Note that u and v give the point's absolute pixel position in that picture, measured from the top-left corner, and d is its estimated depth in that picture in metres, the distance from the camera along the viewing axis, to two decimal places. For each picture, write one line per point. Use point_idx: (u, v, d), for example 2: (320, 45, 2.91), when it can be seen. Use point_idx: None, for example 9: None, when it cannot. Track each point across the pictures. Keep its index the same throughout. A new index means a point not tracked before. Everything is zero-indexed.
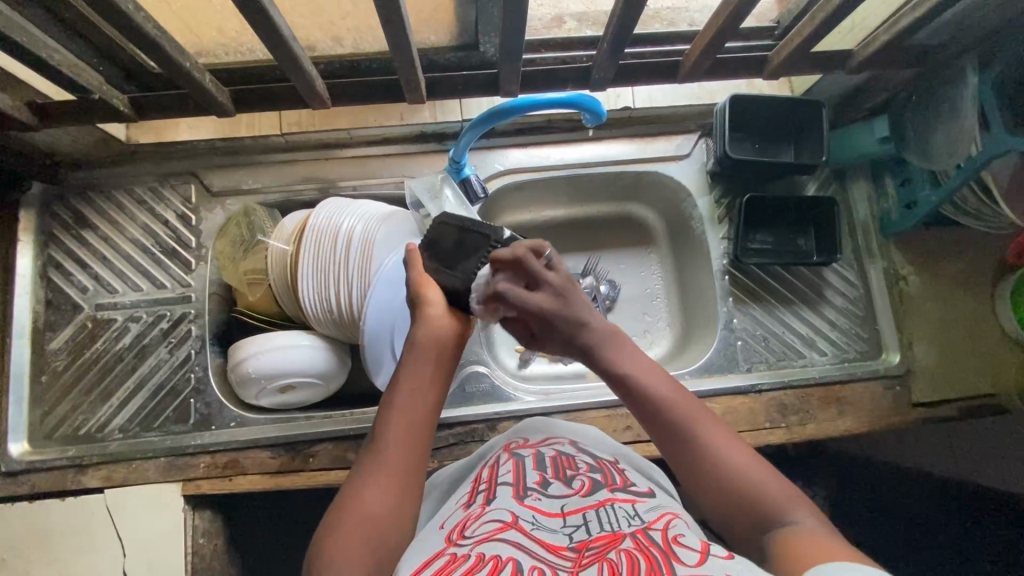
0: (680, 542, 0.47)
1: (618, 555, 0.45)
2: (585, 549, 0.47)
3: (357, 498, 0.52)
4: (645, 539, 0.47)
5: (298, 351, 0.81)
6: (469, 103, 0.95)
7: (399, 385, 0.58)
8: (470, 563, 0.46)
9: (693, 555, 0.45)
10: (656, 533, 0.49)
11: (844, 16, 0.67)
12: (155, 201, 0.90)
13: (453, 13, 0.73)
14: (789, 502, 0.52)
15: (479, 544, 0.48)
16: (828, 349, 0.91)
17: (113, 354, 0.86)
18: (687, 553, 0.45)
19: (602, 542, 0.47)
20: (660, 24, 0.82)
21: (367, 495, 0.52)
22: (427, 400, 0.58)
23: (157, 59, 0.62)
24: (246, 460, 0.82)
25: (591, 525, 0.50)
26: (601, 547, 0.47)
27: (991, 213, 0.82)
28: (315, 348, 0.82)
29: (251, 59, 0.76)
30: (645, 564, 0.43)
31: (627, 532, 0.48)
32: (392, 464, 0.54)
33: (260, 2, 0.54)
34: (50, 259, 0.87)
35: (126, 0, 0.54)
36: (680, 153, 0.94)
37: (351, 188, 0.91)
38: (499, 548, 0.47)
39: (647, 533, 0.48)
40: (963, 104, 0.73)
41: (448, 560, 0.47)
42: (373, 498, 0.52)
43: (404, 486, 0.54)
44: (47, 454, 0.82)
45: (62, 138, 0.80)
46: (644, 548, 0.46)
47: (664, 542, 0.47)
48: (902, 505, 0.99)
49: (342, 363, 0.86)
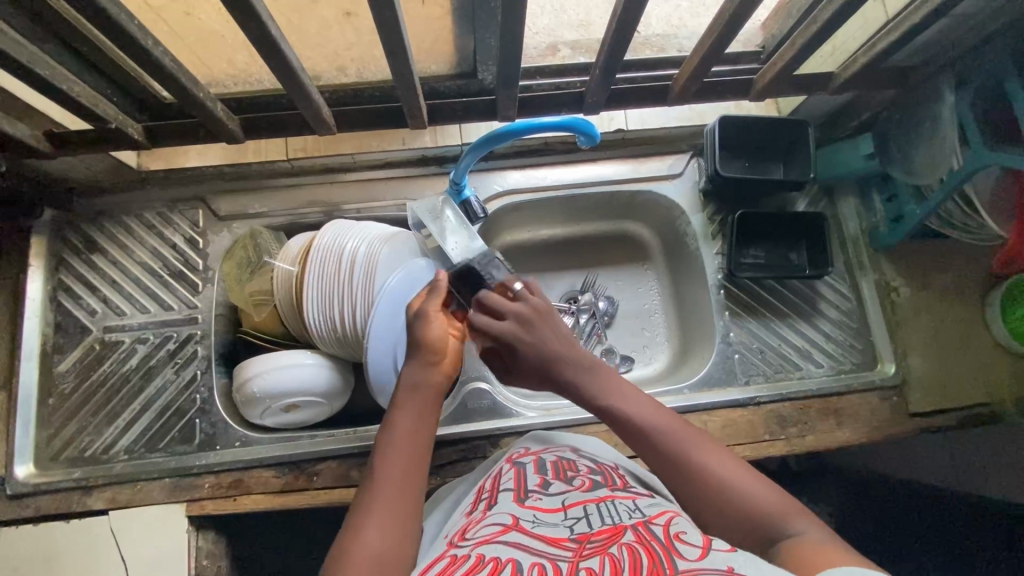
0: (681, 538, 0.48)
1: (619, 550, 0.46)
2: (587, 541, 0.48)
3: (356, 534, 0.52)
4: (646, 533, 0.48)
5: (279, 376, 0.81)
6: (468, 127, 0.97)
7: (392, 427, 0.60)
8: (470, 563, 0.47)
9: (694, 550, 0.45)
10: (657, 527, 0.50)
11: (817, 45, 0.71)
12: (164, 225, 0.92)
13: (452, 43, 0.77)
14: (788, 512, 0.53)
15: (478, 545, 0.49)
16: (824, 360, 0.92)
17: (119, 375, 0.87)
18: (688, 548, 0.46)
19: (603, 536, 0.49)
20: (650, 51, 0.86)
21: (367, 531, 0.53)
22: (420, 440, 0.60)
23: (170, 89, 0.65)
24: (251, 480, 0.83)
25: (591, 518, 0.52)
26: (602, 541, 0.48)
27: (977, 224, 0.84)
28: (298, 369, 0.82)
29: (259, 88, 0.80)
30: (647, 560, 0.44)
31: (629, 527, 0.50)
32: (390, 500, 0.55)
33: (272, 37, 0.58)
34: (59, 283, 0.89)
35: (145, 35, 0.58)
36: (673, 172, 0.97)
37: (355, 211, 0.94)
38: (498, 549, 0.47)
39: (649, 527, 0.50)
40: (943, 121, 0.76)
41: (449, 561, 0.48)
42: (374, 533, 0.52)
43: (403, 522, 0.54)
44: (52, 476, 0.83)
45: (75, 166, 0.83)
46: (646, 542, 0.47)
47: (666, 537, 0.48)
48: (905, 518, 0.99)
49: (335, 378, 0.85)
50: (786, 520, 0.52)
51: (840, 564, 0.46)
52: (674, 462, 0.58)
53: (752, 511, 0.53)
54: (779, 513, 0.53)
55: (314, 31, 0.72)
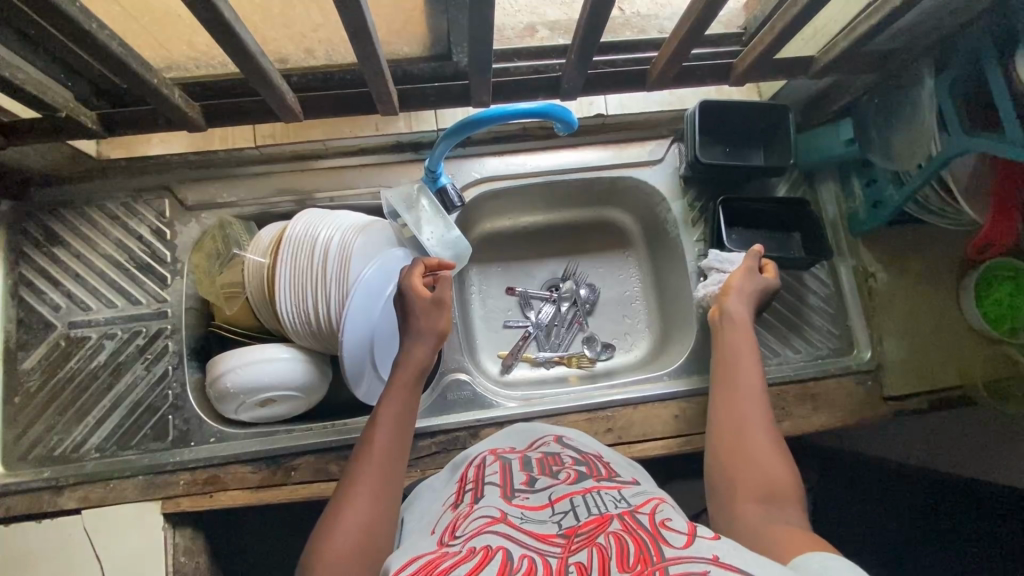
0: (667, 525, 0.48)
1: (607, 539, 0.46)
2: (574, 534, 0.49)
3: (334, 520, 0.56)
4: (632, 521, 0.49)
5: (242, 375, 0.79)
6: (443, 113, 0.94)
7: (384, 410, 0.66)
8: (459, 557, 0.47)
9: (681, 537, 0.46)
10: (643, 516, 0.50)
11: (798, 28, 0.69)
12: (128, 216, 0.89)
13: (424, 24, 0.74)
14: (788, 496, 0.58)
15: (470, 540, 0.49)
16: (802, 346, 0.93)
17: (88, 372, 0.85)
18: (674, 535, 0.47)
19: (590, 526, 0.49)
20: (631, 32, 0.84)
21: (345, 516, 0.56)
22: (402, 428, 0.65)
23: (121, 74, 0.61)
24: (227, 476, 0.82)
25: (579, 510, 0.52)
26: (589, 532, 0.48)
27: (954, 211, 0.84)
28: (257, 368, 0.79)
29: (221, 72, 0.76)
30: (634, 548, 0.45)
31: (615, 516, 0.50)
32: (370, 481, 0.60)
33: (226, 20, 0.55)
34: (20, 277, 0.86)
35: (89, 18, 0.54)
36: (653, 158, 0.96)
37: (328, 200, 0.91)
38: (489, 539, 0.48)
39: (634, 516, 0.50)
40: (923, 108, 0.75)
41: (436, 556, 0.48)
42: (351, 515, 0.57)
43: (378, 502, 0.59)
44: (22, 476, 0.81)
45: (30, 155, 0.79)
46: (633, 530, 0.47)
47: (652, 525, 0.48)
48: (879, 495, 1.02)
49: (301, 370, 0.82)
50: (786, 502, 0.57)
51: (812, 551, 0.47)
52: (733, 414, 0.68)
53: (759, 478, 0.60)
54: (783, 492, 0.58)
55: (276, 11, 0.68)
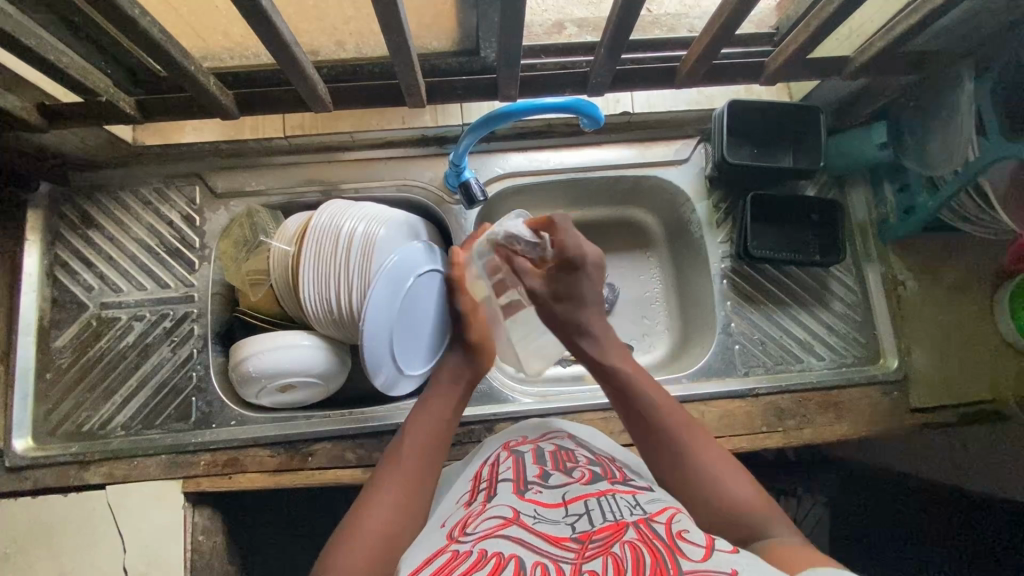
0: (684, 537, 0.48)
1: (622, 549, 0.46)
2: (589, 541, 0.49)
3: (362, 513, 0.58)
4: (648, 531, 0.49)
5: (264, 359, 0.80)
6: (469, 108, 0.95)
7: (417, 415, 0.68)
8: (472, 560, 0.47)
9: (698, 551, 0.46)
10: (659, 525, 0.50)
11: (836, 26, 0.68)
12: (160, 201, 0.91)
13: (455, 18, 0.74)
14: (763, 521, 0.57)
15: (480, 541, 0.49)
16: (826, 353, 0.91)
17: (117, 352, 0.87)
18: (691, 548, 0.46)
19: (605, 534, 0.49)
20: (660, 31, 0.82)
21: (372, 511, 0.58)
22: (436, 433, 0.67)
23: (161, 63, 0.63)
24: (246, 459, 0.84)
25: (594, 516, 0.52)
26: (604, 539, 0.48)
27: (990, 220, 0.82)
28: (281, 351, 0.80)
29: (255, 63, 0.78)
30: (650, 560, 0.45)
31: (631, 523, 0.50)
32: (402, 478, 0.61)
33: (263, 8, 0.56)
34: (56, 258, 0.88)
35: (133, 5, 0.56)
36: (679, 157, 0.95)
37: (353, 191, 0.92)
38: (501, 545, 0.48)
39: (651, 525, 0.50)
40: (960, 111, 0.74)
41: (450, 558, 0.48)
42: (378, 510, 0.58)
43: (406, 503, 0.59)
44: (50, 450, 0.84)
45: (70, 139, 0.81)
46: (648, 540, 0.47)
47: (668, 535, 0.48)
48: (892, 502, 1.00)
49: (320, 359, 0.83)
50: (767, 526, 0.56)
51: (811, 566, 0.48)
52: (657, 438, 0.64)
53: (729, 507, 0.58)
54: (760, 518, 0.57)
55: (312, 4, 0.70)
